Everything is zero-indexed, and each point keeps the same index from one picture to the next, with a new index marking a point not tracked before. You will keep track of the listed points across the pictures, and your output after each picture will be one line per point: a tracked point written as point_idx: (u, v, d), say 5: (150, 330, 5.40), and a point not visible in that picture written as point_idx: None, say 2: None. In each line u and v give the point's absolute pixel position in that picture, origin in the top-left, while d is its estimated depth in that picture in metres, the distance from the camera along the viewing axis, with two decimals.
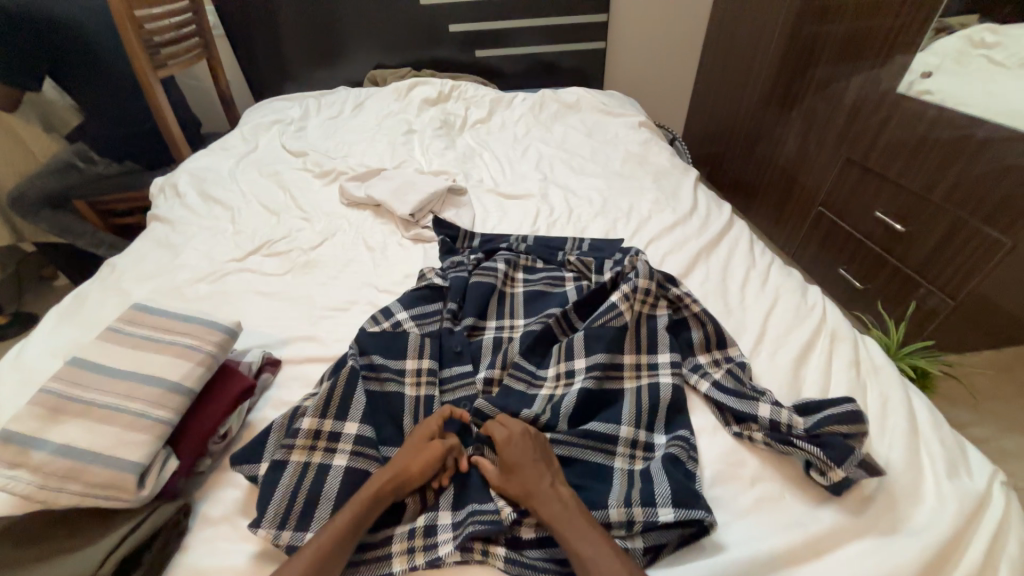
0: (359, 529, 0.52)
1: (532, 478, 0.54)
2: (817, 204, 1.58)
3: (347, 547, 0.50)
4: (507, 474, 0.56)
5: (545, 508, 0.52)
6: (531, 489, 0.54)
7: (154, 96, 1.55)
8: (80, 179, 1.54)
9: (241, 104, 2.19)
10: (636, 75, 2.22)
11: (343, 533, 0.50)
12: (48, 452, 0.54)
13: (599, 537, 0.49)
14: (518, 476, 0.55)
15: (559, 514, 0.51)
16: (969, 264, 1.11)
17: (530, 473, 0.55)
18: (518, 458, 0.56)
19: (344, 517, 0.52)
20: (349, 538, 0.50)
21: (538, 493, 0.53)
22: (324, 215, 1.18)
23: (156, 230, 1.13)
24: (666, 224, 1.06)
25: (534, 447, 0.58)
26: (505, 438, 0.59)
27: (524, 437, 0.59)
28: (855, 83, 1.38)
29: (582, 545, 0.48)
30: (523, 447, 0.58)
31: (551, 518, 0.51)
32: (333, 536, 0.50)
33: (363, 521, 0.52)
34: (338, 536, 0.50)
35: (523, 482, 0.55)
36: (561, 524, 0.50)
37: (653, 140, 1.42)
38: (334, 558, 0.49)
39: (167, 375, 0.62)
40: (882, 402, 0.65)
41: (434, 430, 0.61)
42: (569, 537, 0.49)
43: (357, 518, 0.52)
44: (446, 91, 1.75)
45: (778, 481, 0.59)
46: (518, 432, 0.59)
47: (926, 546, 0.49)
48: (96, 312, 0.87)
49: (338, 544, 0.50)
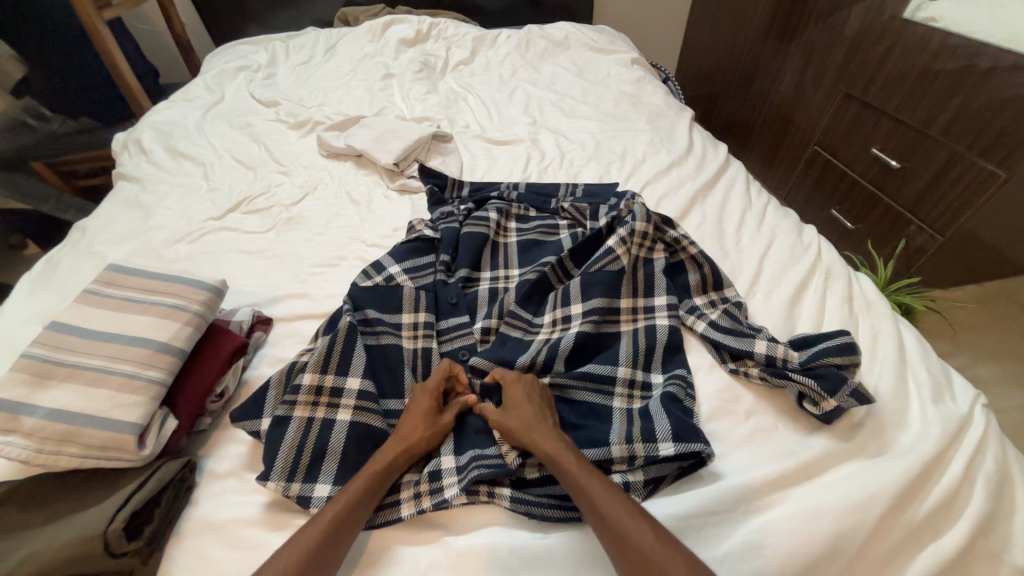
0: (375, 495, 0.52)
1: (533, 418, 0.56)
2: (812, 142, 1.55)
3: (365, 512, 0.50)
4: (509, 413, 0.57)
5: (549, 445, 0.53)
6: (537, 428, 0.55)
7: (101, 37, 1.40)
8: (35, 138, 1.43)
9: (201, 50, 2.01)
10: (627, 9, 2.08)
11: (355, 500, 0.50)
12: (40, 417, 0.52)
13: (602, 480, 0.50)
14: (524, 418, 0.56)
15: (565, 454, 0.52)
16: (962, 199, 1.10)
17: (537, 416, 0.56)
18: (523, 402, 0.58)
19: (357, 486, 0.51)
20: (365, 505, 0.51)
21: (543, 432, 0.54)
22: (304, 168, 1.12)
23: (124, 189, 1.06)
24: (662, 166, 1.03)
25: (532, 394, 0.59)
26: (513, 382, 0.61)
27: (532, 388, 0.60)
28: (859, 9, 1.30)
29: (589, 484, 0.50)
30: (528, 399, 0.58)
31: (555, 455, 0.52)
32: (347, 506, 0.50)
33: (378, 488, 0.52)
34: (350, 505, 0.50)
35: (529, 422, 0.55)
36: (566, 462, 0.52)
37: (647, 78, 1.35)
38: (350, 525, 0.49)
39: (154, 336, 0.60)
40: (873, 335, 0.67)
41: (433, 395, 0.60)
42: (575, 476, 0.50)
43: (371, 486, 0.52)
44: (424, 29, 1.61)
45: (771, 413, 0.61)
46: (526, 379, 0.61)
47: (911, 466, 0.52)
48: (71, 277, 0.83)
49: (355, 511, 0.50)
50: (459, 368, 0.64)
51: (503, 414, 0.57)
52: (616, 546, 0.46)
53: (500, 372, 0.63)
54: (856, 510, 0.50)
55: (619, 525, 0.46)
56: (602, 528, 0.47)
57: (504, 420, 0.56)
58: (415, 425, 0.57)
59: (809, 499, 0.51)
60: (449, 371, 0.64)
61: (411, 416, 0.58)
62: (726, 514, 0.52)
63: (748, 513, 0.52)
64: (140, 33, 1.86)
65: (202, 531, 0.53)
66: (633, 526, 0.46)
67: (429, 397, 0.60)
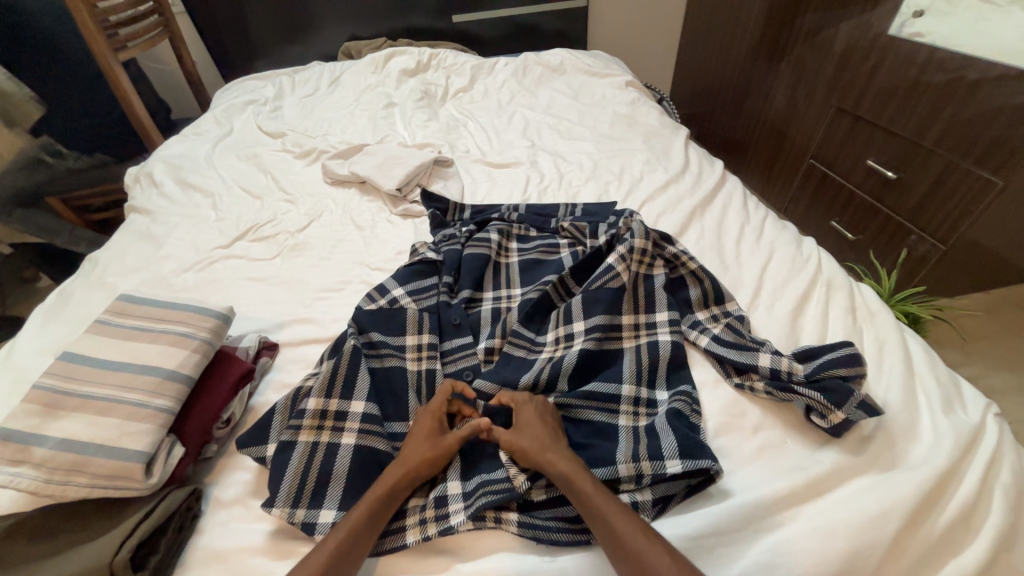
0: (377, 520, 0.51)
1: (546, 438, 0.56)
2: (808, 156, 1.57)
3: (368, 539, 0.50)
4: (522, 431, 0.57)
5: (564, 464, 0.53)
6: (551, 447, 0.54)
7: (117, 79, 1.46)
8: (50, 175, 1.47)
9: (211, 86, 2.09)
10: (620, 34, 2.15)
11: (357, 527, 0.50)
12: (50, 447, 0.53)
13: (616, 501, 0.50)
14: (538, 436, 0.56)
15: (580, 473, 0.52)
16: (960, 208, 1.11)
17: (549, 436, 0.56)
18: (535, 422, 0.58)
19: (359, 513, 0.51)
20: (367, 533, 0.50)
21: (557, 451, 0.54)
22: (309, 196, 1.14)
23: (136, 221, 1.09)
24: (659, 183, 1.04)
25: (543, 414, 0.59)
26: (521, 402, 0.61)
27: (541, 410, 0.60)
28: (845, 27, 1.34)
29: (604, 505, 0.49)
30: (539, 420, 0.58)
31: (569, 474, 0.52)
32: (349, 534, 0.49)
33: (381, 514, 0.52)
34: (352, 533, 0.49)
35: (542, 441, 0.55)
36: (581, 481, 0.51)
37: (641, 99, 1.38)
38: (353, 552, 0.48)
39: (163, 363, 0.61)
40: (878, 346, 0.66)
41: (437, 417, 0.60)
42: (590, 496, 0.50)
43: (373, 512, 0.51)
44: (425, 60, 1.68)
45: (779, 427, 0.60)
46: (537, 400, 0.61)
47: (924, 479, 0.51)
48: (83, 308, 0.85)
49: (357, 539, 0.49)
50: (463, 386, 0.64)
51: (515, 434, 0.57)
52: (631, 569, 0.45)
53: (506, 394, 0.63)
54: (871, 526, 0.49)
55: (635, 547, 0.46)
56: (618, 551, 0.46)
57: (516, 440, 0.56)
58: (416, 447, 0.57)
59: (822, 516, 0.50)
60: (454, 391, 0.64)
61: (413, 438, 0.58)
62: (737, 533, 0.51)
63: (760, 531, 0.51)
64: (153, 72, 1.94)
65: (208, 561, 0.53)
66: (649, 548, 0.46)
67: (432, 420, 0.60)
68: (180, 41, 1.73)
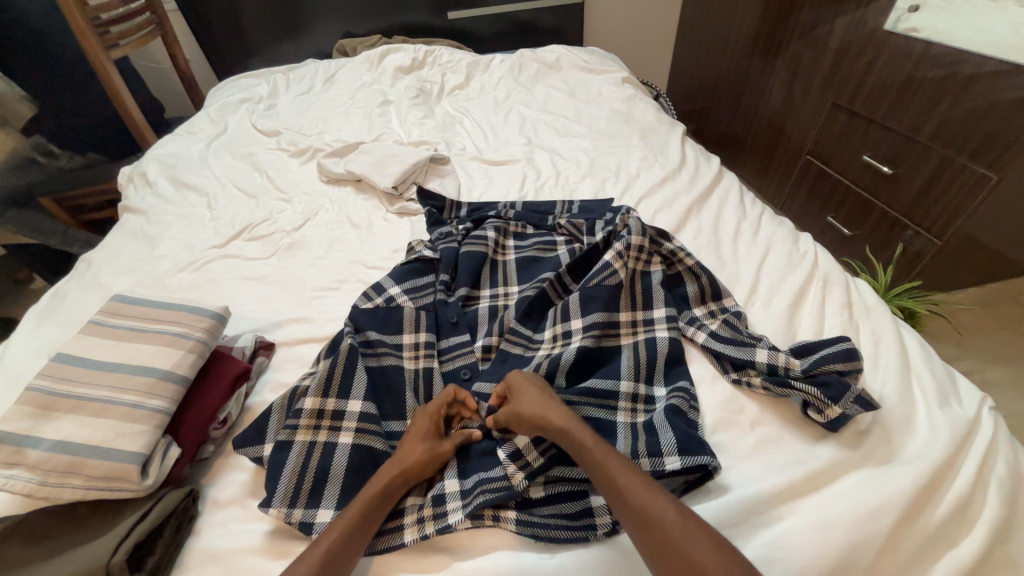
0: (375, 517, 0.52)
1: (540, 400, 0.57)
2: (804, 152, 1.57)
3: (363, 538, 0.50)
4: (519, 398, 0.58)
5: (562, 421, 0.54)
6: (549, 407, 0.56)
7: (110, 79, 1.45)
8: (43, 175, 1.47)
9: (205, 85, 2.07)
10: (617, 30, 2.14)
11: (354, 522, 0.50)
12: (44, 449, 0.52)
13: (615, 454, 0.51)
14: (534, 399, 0.57)
15: (577, 429, 0.53)
16: (955, 202, 1.11)
17: (546, 398, 0.57)
18: (528, 388, 0.59)
19: (354, 511, 0.51)
20: (362, 530, 0.50)
21: (553, 410, 0.55)
22: (305, 195, 1.14)
23: (130, 221, 1.08)
24: (656, 180, 1.04)
25: (536, 382, 0.60)
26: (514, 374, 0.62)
27: (536, 379, 0.61)
28: (840, 23, 1.34)
29: (603, 457, 0.50)
30: (535, 385, 0.59)
31: (567, 429, 0.53)
32: (345, 532, 0.49)
33: (376, 512, 0.52)
34: (348, 530, 0.49)
35: (538, 403, 0.56)
36: (578, 436, 0.52)
37: (638, 95, 1.38)
38: (351, 547, 0.49)
39: (157, 364, 0.60)
40: (874, 341, 0.67)
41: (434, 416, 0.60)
42: (589, 449, 0.51)
43: (367, 511, 0.51)
44: (420, 57, 1.67)
45: (777, 423, 0.60)
46: (527, 373, 0.62)
47: (920, 473, 0.51)
48: (77, 308, 0.85)
49: (352, 537, 0.49)
50: (465, 394, 0.64)
51: (513, 400, 0.58)
52: (634, 515, 0.46)
53: (502, 387, 0.63)
54: (868, 520, 0.49)
55: (636, 494, 0.47)
56: (620, 499, 0.47)
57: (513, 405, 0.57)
58: (413, 446, 0.57)
59: (819, 509, 0.51)
60: (455, 397, 0.64)
61: (410, 437, 0.58)
62: (735, 528, 0.51)
63: (758, 526, 0.51)
64: (147, 71, 1.93)
65: (205, 562, 0.53)
66: (649, 498, 0.46)
67: (429, 419, 0.60)
68: (172, 38, 1.71)
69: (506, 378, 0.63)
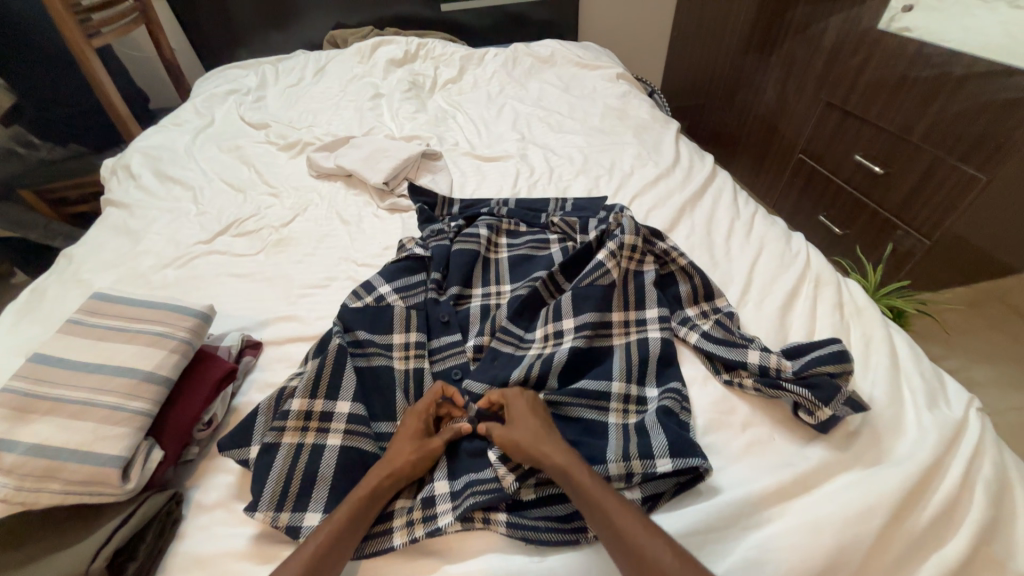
0: (362, 521, 0.51)
1: (538, 432, 0.55)
2: (797, 151, 1.57)
3: (351, 543, 0.49)
4: (514, 426, 0.57)
5: (559, 459, 0.52)
6: (546, 441, 0.54)
7: (92, 69, 1.41)
8: (23, 167, 1.44)
9: (191, 75, 2.03)
10: (612, 25, 2.12)
11: (341, 527, 0.49)
12: (20, 453, 0.51)
13: (611, 491, 0.50)
14: (531, 430, 0.55)
15: (574, 465, 0.52)
16: (945, 203, 1.12)
17: (543, 428, 0.56)
18: (527, 416, 0.58)
19: (341, 515, 0.50)
20: (350, 536, 0.49)
21: (551, 444, 0.54)
22: (294, 189, 1.12)
23: (112, 215, 1.05)
24: (649, 178, 1.04)
25: (534, 408, 0.59)
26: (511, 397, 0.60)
27: (532, 402, 0.60)
28: (834, 21, 1.34)
29: (600, 494, 0.49)
30: (531, 413, 0.58)
31: (565, 467, 0.52)
32: (331, 536, 0.48)
33: (364, 516, 0.51)
34: (334, 535, 0.48)
35: (535, 436, 0.55)
36: (576, 474, 0.51)
37: (632, 92, 1.37)
38: (337, 553, 0.48)
39: (139, 365, 0.59)
40: (865, 341, 0.67)
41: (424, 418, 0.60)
42: (587, 489, 0.50)
43: (356, 515, 0.51)
44: (412, 49, 1.64)
45: (768, 424, 0.60)
46: (528, 395, 0.61)
47: (909, 474, 0.51)
48: (56, 306, 0.82)
49: (339, 542, 0.48)
50: (452, 390, 0.63)
51: (508, 428, 0.57)
52: (633, 560, 0.45)
53: (495, 394, 0.62)
54: (857, 522, 0.49)
55: (634, 536, 0.46)
56: (617, 542, 0.46)
57: (510, 436, 0.55)
58: (402, 447, 0.56)
59: (809, 511, 0.51)
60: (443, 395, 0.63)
61: (399, 438, 0.57)
62: (725, 530, 0.51)
63: (748, 528, 0.51)
64: (131, 60, 1.88)
65: (189, 567, 0.52)
66: (648, 540, 0.45)
67: (417, 421, 0.59)
68: (157, 27, 1.66)
69: (502, 394, 0.61)
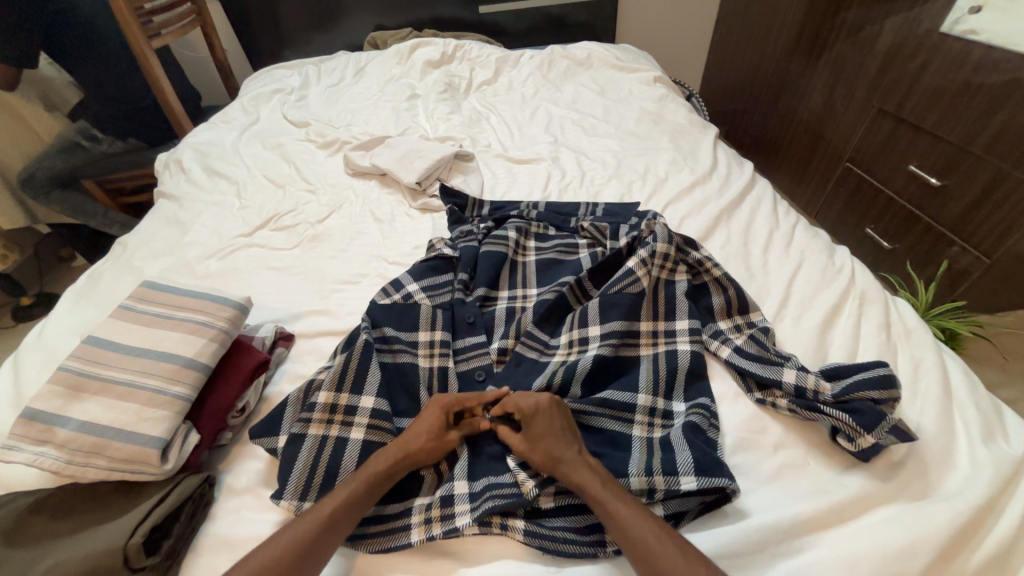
0: (369, 499, 0.52)
1: (558, 445, 0.53)
2: (844, 159, 1.50)
3: (356, 516, 0.51)
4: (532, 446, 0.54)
5: (578, 477, 0.51)
6: (564, 458, 0.52)
7: (150, 67, 1.49)
8: (85, 159, 1.52)
9: (240, 74, 2.12)
10: (651, 27, 2.08)
11: (348, 503, 0.51)
12: (72, 429, 0.55)
13: (626, 500, 0.49)
14: (547, 450, 0.53)
15: (588, 478, 0.51)
16: (1009, 219, 1.04)
17: (562, 439, 0.54)
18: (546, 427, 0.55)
19: (351, 489, 0.52)
20: (356, 509, 0.51)
21: (568, 463, 0.52)
22: (331, 187, 1.15)
23: (163, 207, 1.12)
24: (685, 185, 1.01)
25: (558, 417, 0.56)
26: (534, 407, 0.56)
27: (551, 408, 0.56)
28: (892, 23, 1.26)
29: (622, 516, 0.48)
30: (552, 417, 0.56)
31: (581, 484, 0.51)
32: (341, 508, 0.50)
33: (373, 493, 0.52)
34: (343, 506, 0.50)
35: (553, 449, 0.53)
36: (593, 490, 0.50)
37: (669, 96, 1.34)
38: (339, 530, 0.49)
39: (181, 351, 0.62)
40: (913, 366, 0.63)
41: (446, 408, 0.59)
42: (604, 503, 0.49)
43: (364, 493, 0.52)
44: (449, 51, 1.66)
45: (802, 447, 0.57)
46: (553, 409, 0.56)
47: (958, 513, 0.48)
48: (110, 290, 0.88)
49: (347, 515, 0.50)
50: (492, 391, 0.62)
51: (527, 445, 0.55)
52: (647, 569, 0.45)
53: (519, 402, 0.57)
54: (897, 560, 0.46)
55: (650, 548, 0.45)
56: (633, 553, 0.46)
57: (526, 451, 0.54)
58: (419, 433, 0.56)
59: (843, 545, 0.48)
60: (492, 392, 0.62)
61: (417, 424, 0.57)
62: (752, 556, 0.49)
63: (777, 556, 0.49)
64: (185, 59, 1.99)
65: (218, 549, 0.54)
66: (662, 552, 0.45)
67: (439, 412, 0.58)
68: (210, 29, 1.75)
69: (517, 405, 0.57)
